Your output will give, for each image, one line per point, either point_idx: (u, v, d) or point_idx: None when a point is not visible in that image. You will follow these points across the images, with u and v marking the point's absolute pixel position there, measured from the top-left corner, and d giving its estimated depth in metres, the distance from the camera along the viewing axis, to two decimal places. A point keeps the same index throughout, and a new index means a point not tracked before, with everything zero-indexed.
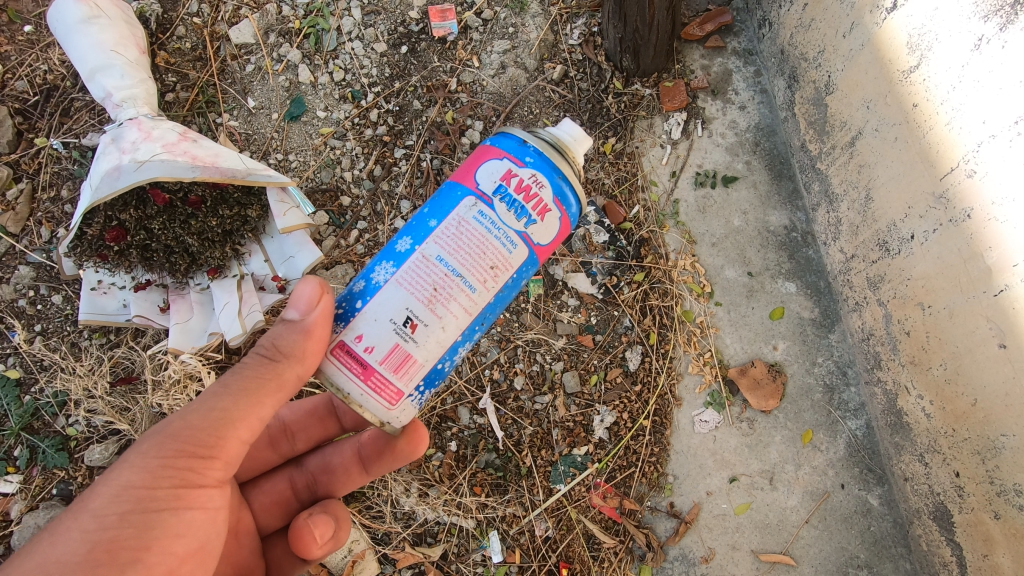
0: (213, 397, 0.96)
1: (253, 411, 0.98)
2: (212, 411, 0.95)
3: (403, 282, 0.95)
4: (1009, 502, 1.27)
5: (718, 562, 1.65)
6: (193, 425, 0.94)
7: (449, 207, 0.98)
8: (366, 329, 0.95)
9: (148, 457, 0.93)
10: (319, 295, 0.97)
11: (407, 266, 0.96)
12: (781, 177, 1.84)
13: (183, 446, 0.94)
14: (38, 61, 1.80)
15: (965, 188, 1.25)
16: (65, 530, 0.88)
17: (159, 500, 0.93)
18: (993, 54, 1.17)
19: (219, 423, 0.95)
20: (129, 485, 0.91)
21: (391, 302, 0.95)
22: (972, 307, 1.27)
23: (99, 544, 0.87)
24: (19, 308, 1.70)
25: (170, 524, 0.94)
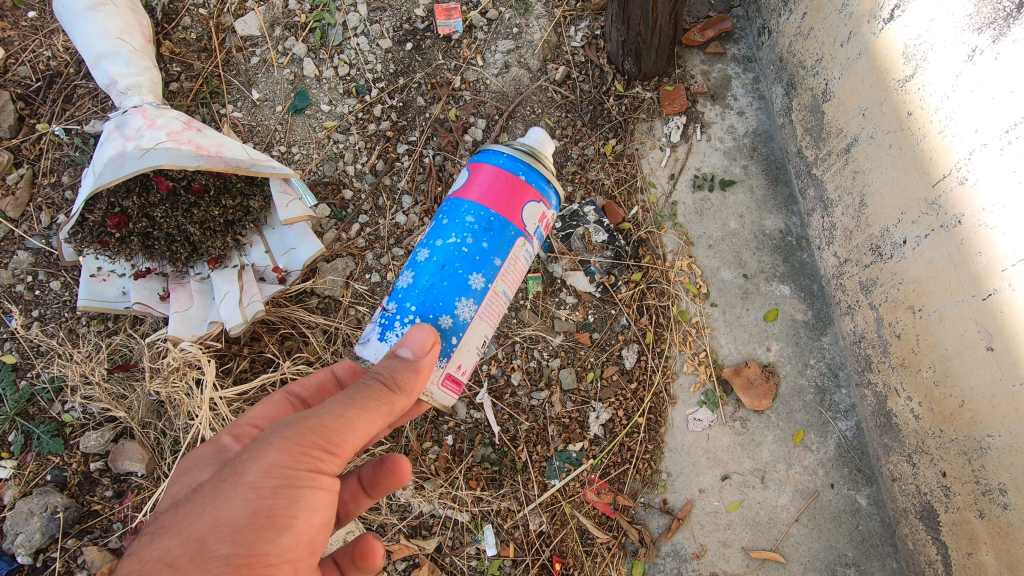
0: (340, 404, 0.99)
1: (369, 424, 1.01)
2: (342, 417, 0.98)
3: (483, 314, 1.30)
4: (994, 501, 1.30)
5: (709, 558, 1.67)
6: (324, 424, 0.96)
7: (507, 247, 1.31)
8: (464, 359, 1.27)
9: (290, 439, 0.94)
10: (430, 342, 1.12)
11: (484, 303, 1.29)
12: (777, 182, 1.87)
13: (320, 441, 0.95)
14: (42, 47, 1.80)
15: (957, 195, 1.28)
16: (227, 499, 0.92)
17: (297, 479, 0.93)
18: (986, 64, 1.20)
19: (346, 427, 0.98)
20: (275, 465, 0.93)
21: (476, 328, 1.29)
22: (962, 310, 1.31)
23: (258, 510, 0.92)
24: (17, 293, 1.69)
25: (311, 501, 0.95)
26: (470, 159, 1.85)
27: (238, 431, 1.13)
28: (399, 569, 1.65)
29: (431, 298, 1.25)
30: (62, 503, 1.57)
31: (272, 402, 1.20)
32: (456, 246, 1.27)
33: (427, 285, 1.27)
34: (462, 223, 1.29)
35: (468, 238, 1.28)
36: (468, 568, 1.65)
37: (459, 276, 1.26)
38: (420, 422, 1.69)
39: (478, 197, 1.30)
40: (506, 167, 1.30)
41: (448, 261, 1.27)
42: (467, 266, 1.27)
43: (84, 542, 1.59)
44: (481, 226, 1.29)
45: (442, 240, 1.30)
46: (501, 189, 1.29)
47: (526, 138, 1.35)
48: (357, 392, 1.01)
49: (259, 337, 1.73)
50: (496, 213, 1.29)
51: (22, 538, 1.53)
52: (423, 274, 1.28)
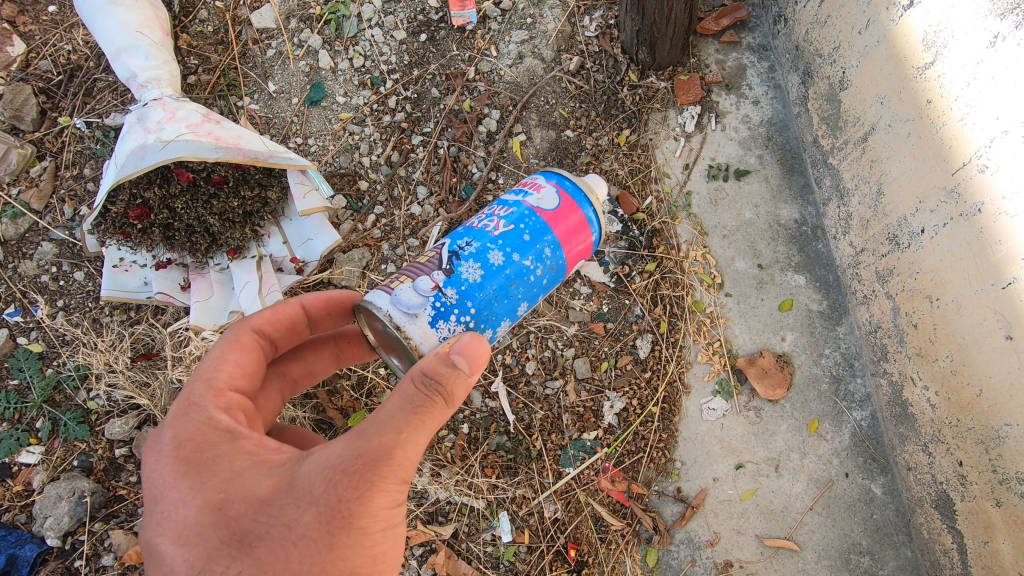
0: (408, 432, 0.92)
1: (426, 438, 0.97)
2: (412, 442, 0.93)
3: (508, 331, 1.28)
4: (1011, 490, 1.30)
5: (723, 546, 1.69)
6: (394, 457, 0.91)
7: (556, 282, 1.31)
8: None
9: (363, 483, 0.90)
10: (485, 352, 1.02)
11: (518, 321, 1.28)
12: (792, 172, 1.86)
13: (395, 473, 0.92)
14: (62, 41, 1.82)
15: (977, 183, 1.28)
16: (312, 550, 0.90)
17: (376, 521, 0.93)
18: (1008, 51, 1.20)
19: (410, 453, 0.93)
20: (358, 512, 0.90)
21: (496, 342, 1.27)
22: (980, 299, 1.31)
23: (344, 557, 0.91)
24: (42, 284, 1.73)
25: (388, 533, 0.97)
26: (484, 150, 1.87)
27: (225, 400, 1.01)
28: (416, 555, 1.67)
29: (489, 311, 1.18)
30: (89, 488, 1.61)
31: (249, 345, 1.08)
32: (529, 270, 1.22)
33: (492, 296, 1.18)
34: (540, 248, 1.23)
35: (539, 268, 1.24)
36: (484, 554, 1.67)
37: (516, 301, 1.22)
38: None
39: (556, 226, 1.25)
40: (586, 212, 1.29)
41: (517, 282, 1.21)
42: (525, 293, 1.23)
43: (111, 525, 1.64)
44: (552, 259, 1.25)
45: (514, 252, 1.21)
46: (576, 228, 1.27)
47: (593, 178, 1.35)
48: (421, 415, 0.94)
49: None
50: (565, 252, 1.27)
51: (51, 521, 1.58)
52: (491, 279, 1.18)
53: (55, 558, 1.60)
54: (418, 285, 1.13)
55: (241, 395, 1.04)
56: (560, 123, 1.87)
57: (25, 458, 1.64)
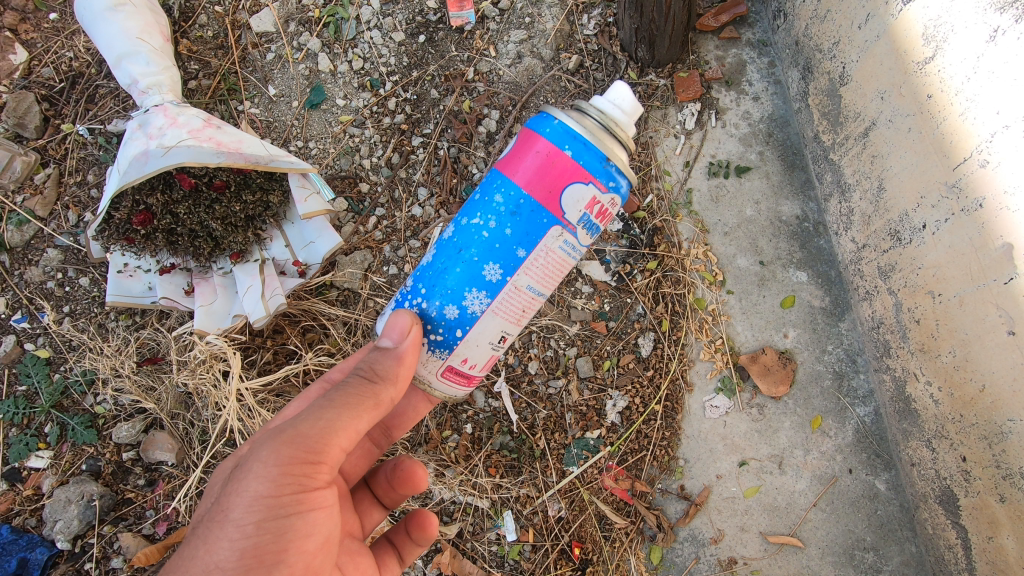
0: (319, 409, 1.05)
1: (351, 423, 1.05)
2: (322, 420, 1.03)
3: (497, 310, 1.17)
4: (1014, 485, 1.30)
5: (727, 543, 1.69)
6: (304, 434, 1.02)
7: (537, 237, 1.12)
8: (471, 354, 1.20)
9: (268, 465, 1.00)
10: (410, 326, 1.13)
11: (501, 297, 1.16)
12: (794, 168, 1.86)
13: (301, 452, 1.01)
14: (63, 48, 1.83)
15: (978, 178, 1.27)
16: (217, 540, 0.99)
17: (282, 506, 1.00)
18: (1008, 45, 1.19)
19: (326, 430, 1.03)
20: (259, 495, 0.99)
21: (487, 322, 1.17)
22: (983, 294, 1.30)
23: (246, 548, 0.98)
24: (48, 290, 1.75)
25: (299, 526, 1.01)
26: (484, 150, 1.87)
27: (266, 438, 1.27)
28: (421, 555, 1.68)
29: (442, 283, 1.16)
30: (97, 491, 1.63)
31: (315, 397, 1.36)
32: (475, 227, 1.15)
33: (441, 267, 1.16)
34: (489, 202, 1.14)
35: (492, 221, 1.13)
36: (489, 553, 1.68)
37: (473, 264, 1.14)
38: (439, 411, 1.73)
39: (514, 170, 1.13)
40: (556, 142, 1.09)
41: (463, 243, 1.15)
42: (484, 254, 1.13)
43: (120, 528, 1.66)
44: (508, 208, 1.12)
45: (466, 217, 1.17)
46: (533, 165, 1.10)
47: (601, 105, 1.12)
48: (335, 396, 1.07)
49: (281, 330, 1.77)
50: (528, 194, 1.11)
51: (61, 524, 1.60)
52: (441, 254, 1.19)
53: (66, 560, 1.63)
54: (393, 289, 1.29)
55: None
56: None
57: (34, 462, 1.66)
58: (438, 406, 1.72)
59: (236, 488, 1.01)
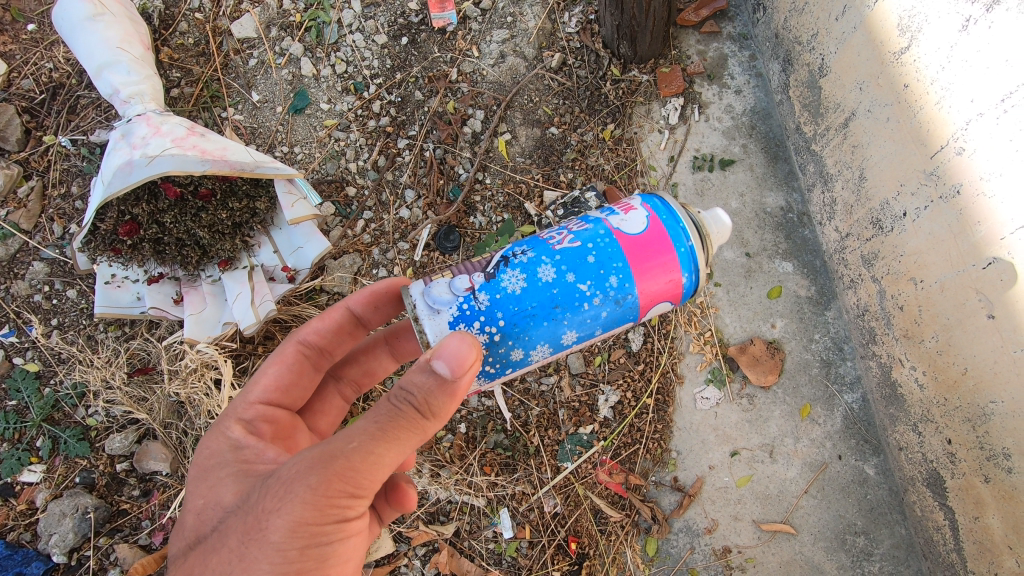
0: (366, 440, 0.91)
1: (399, 455, 0.94)
2: (373, 453, 0.91)
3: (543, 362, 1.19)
4: (999, 466, 1.32)
5: (721, 532, 1.70)
6: (355, 466, 0.89)
7: (616, 327, 1.18)
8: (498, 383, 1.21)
9: (315, 494, 0.88)
10: (472, 362, 0.95)
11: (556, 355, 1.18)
12: (777, 159, 1.88)
13: (350, 484, 0.89)
14: (43, 59, 1.82)
15: (955, 165, 1.29)
16: (255, 561, 0.88)
17: (324, 534, 0.90)
18: (980, 34, 1.21)
19: (375, 465, 0.91)
20: (304, 523, 0.88)
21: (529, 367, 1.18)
22: (963, 280, 1.32)
23: (287, 573, 0.89)
24: (35, 303, 1.74)
25: (339, 550, 0.94)
26: (470, 150, 1.88)
27: (248, 414, 1.12)
28: (419, 555, 1.69)
29: (524, 328, 1.10)
30: (92, 503, 1.62)
31: (287, 357, 1.20)
32: (580, 292, 1.11)
33: (530, 311, 1.09)
34: (604, 274, 1.11)
35: (597, 297, 1.12)
36: (487, 551, 1.69)
37: (559, 326, 1.11)
38: None
39: (639, 266, 1.12)
40: (684, 265, 1.14)
41: (562, 302, 1.10)
42: (573, 320, 1.12)
43: (116, 539, 1.65)
44: (616, 295, 1.12)
45: (572, 274, 1.11)
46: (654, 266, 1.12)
47: (720, 232, 1.18)
48: (388, 428, 0.92)
49: (272, 336, 1.76)
50: (638, 292, 1.13)
51: (56, 538, 1.59)
52: (531, 294, 1.10)
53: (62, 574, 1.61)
54: (453, 282, 1.09)
55: (272, 407, 1.16)
56: (544, 121, 1.89)
57: (26, 477, 1.65)
58: None
59: (276, 509, 0.89)
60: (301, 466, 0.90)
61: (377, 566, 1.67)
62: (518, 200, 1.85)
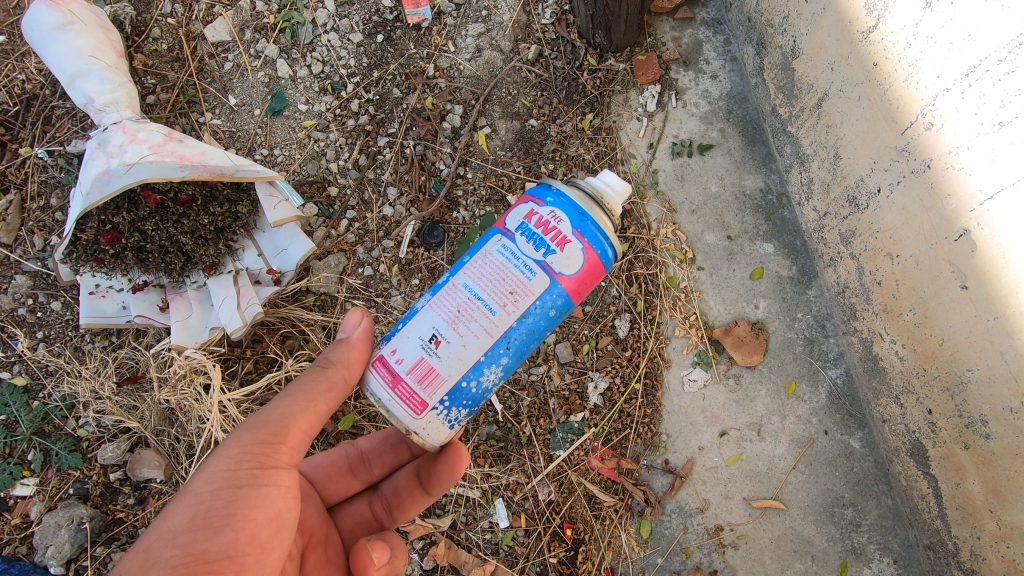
0: (278, 398, 1.07)
1: (309, 407, 1.06)
2: (280, 404, 1.05)
3: (433, 305, 1.05)
4: (977, 432, 1.35)
5: (713, 511, 1.72)
6: (264, 418, 1.03)
7: (478, 243, 1.08)
8: (400, 345, 1.05)
9: (230, 444, 1.00)
10: (359, 319, 1.12)
11: (439, 293, 1.06)
12: (754, 142, 1.90)
13: (261, 431, 1.02)
14: (15, 70, 1.80)
15: (926, 140, 1.32)
16: (171, 509, 0.95)
17: (239, 476, 0.98)
18: (943, 10, 1.22)
19: (285, 413, 1.04)
20: (217, 467, 0.98)
21: (422, 319, 1.05)
22: (936, 253, 1.35)
23: (198, 514, 0.94)
24: (19, 317, 1.72)
25: (253, 496, 0.98)
26: (451, 146, 1.89)
27: None
28: (417, 549, 1.70)
29: None
30: (87, 514, 1.62)
31: (337, 457, 1.41)
32: None
33: None
34: None
35: None
36: (484, 541, 1.71)
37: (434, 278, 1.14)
38: None
39: None
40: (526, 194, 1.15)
41: None
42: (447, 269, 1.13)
43: (113, 548, 1.64)
44: None
45: None
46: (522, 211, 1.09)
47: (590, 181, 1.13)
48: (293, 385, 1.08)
49: (261, 339, 1.77)
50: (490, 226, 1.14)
51: (53, 549, 1.59)
52: None
53: None
54: None
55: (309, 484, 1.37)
56: (523, 113, 1.90)
57: (19, 491, 1.63)
58: None
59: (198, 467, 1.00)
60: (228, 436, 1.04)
61: None
62: (501, 192, 1.86)
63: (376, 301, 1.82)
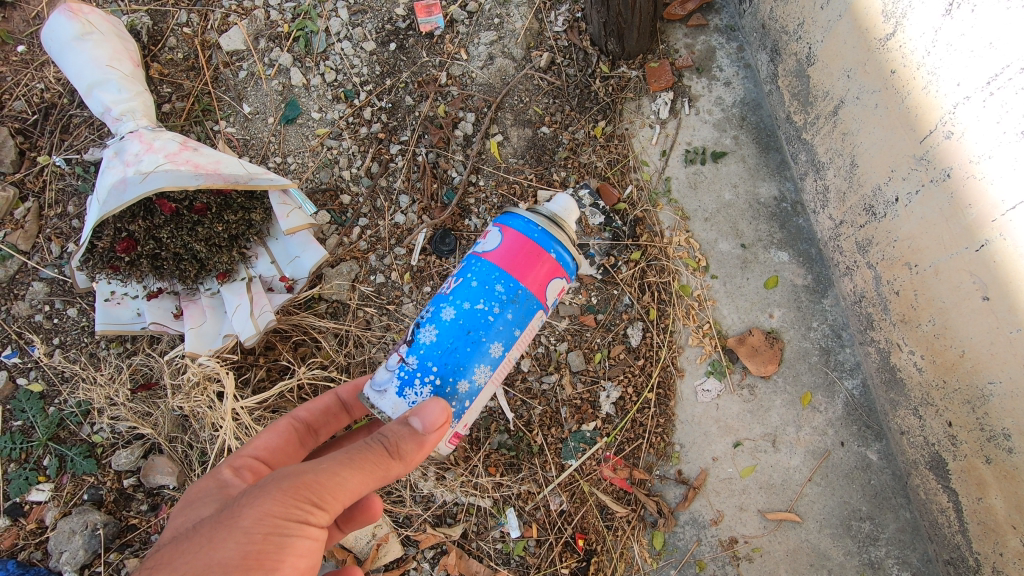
0: (337, 463, 0.98)
1: (360, 485, 0.99)
2: (339, 474, 0.97)
3: (496, 380, 1.25)
4: (999, 446, 1.31)
5: (727, 523, 1.69)
6: (321, 479, 0.96)
7: (530, 317, 1.26)
8: (467, 420, 1.25)
9: (284, 491, 0.93)
10: (445, 421, 1.06)
11: (500, 368, 1.25)
12: (769, 150, 1.89)
13: (313, 494, 0.94)
14: (34, 80, 1.83)
15: (945, 149, 1.30)
16: (222, 540, 0.88)
17: (287, 527, 0.91)
18: (963, 18, 1.21)
19: (338, 485, 0.97)
20: (270, 513, 0.91)
21: (485, 393, 1.26)
22: (956, 263, 1.33)
23: (249, 555, 0.88)
24: (36, 323, 1.73)
25: (297, 549, 0.92)
26: (463, 153, 1.89)
27: (236, 462, 1.17)
28: (428, 558, 1.69)
29: (450, 363, 1.18)
30: (101, 519, 1.61)
31: (286, 433, 1.27)
32: (482, 312, 1.21)
33: (451, 348, 1.19)
34: (489, 288, 1.22)
35: (494, 306, 1.21)
36: (495, 551, 1.69)
37: (481, 345, 1.20)
38: None
39: (509, 267, 1.23)
40: (536, 238, 1.25)
41: (469, 326, 1.20)
42: (490, 334, 1.21)
43: (126, 555, 1.63)
44: (507, 294, 1.22)
45: (467, 302, 1.21)
46: (540, 265, 1.25)
47: (552, 205, 1.29)
48: (355, 455, 1.00)
49: (273, 346, 1.77)
50: (523, 283, 1.23)
51: (67, 555, 1.58)
52: (447, 337, 1.19)
53: None
54: (388, 363, 1.21)
55: (261, 463, 1.21)
56: (535, 121, 1.90)
57: (35, 496, 1.63)
58: None
59: (250, 501, 0.93)
60: (279, 474, 0.96)
61: (387, 569, 1.68)
62: (513, 200, 1.87)
63: (387, 309, 1.82)
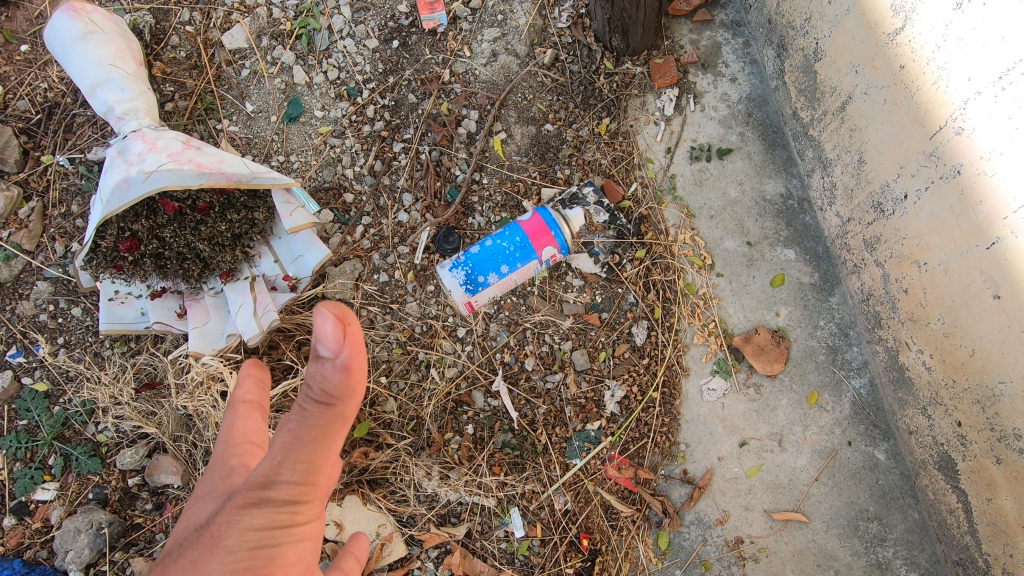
0: (290, 448, 0.91)
1: (324, 451, 0.92)
2: (297, 455, 0.91)
3: (500, 288, 1.72)
4: (1010, 447, 1.29)
5: (733, 523, 1.67)
6: (285, 479, 0.91)
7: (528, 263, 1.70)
8: (476, 300, 1.73)
9: (250, 497, 0.90)
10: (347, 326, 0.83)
11: (506, 284, 1.72)
12: (775, 146, 1.87)
13: (281, 494, 0.91)
14: (38, 79, 1.83)
15: (955, 145, 1.28)
16: (204, 569, 0.88)
17: (271, 536, 0.91)
18: (975, 12, 1.19)
19: (304, 469, 0.92)
20: (249, 528, 0.90)
21: (487, 293, 1.73)
22: (967, 261, 1.31)
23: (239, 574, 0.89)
24: (40, 323, 1.73)
25: (290, 554, 0.93)
26: (466, 151, 1.88)
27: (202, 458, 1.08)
28: (432, 557, 1.68)
29: (481, 266, 1.68)
30: (105, 519, 1.61)
31: None
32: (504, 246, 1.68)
33: (491, 253, 1.68)
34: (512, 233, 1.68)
35: (512, 246, 1.68)
36: (499, 550, 1.68)
37: (497, 263, 1.68)
38: (439, 414, 1.74)
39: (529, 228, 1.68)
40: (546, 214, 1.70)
41: (496, 245, 1.68)
42: (505, 260, 1.68)
43: (131, 553, 1.63)
44: (517, 245, 1.68)
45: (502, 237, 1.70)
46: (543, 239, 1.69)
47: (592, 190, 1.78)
48: (303, 433, 0.91)
49: (277, 346, 1.75)
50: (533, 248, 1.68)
51: (72, 554, 1.58)
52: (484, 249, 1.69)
53: None
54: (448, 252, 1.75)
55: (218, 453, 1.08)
56: (539, 118, 1.88)
57: (40, 495, 1.63)
58: (439, 408, 1.74)
59: (219, 519, 0.91)
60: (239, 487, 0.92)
61: (391, 569, 1.67)
62: (516, 198, 1.86)
63: (391, 308, 1.81)
